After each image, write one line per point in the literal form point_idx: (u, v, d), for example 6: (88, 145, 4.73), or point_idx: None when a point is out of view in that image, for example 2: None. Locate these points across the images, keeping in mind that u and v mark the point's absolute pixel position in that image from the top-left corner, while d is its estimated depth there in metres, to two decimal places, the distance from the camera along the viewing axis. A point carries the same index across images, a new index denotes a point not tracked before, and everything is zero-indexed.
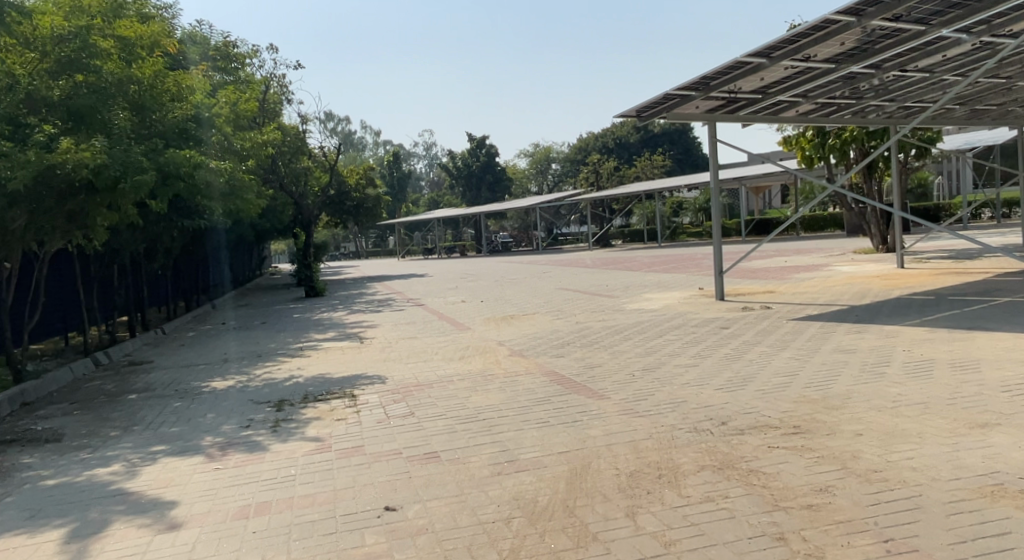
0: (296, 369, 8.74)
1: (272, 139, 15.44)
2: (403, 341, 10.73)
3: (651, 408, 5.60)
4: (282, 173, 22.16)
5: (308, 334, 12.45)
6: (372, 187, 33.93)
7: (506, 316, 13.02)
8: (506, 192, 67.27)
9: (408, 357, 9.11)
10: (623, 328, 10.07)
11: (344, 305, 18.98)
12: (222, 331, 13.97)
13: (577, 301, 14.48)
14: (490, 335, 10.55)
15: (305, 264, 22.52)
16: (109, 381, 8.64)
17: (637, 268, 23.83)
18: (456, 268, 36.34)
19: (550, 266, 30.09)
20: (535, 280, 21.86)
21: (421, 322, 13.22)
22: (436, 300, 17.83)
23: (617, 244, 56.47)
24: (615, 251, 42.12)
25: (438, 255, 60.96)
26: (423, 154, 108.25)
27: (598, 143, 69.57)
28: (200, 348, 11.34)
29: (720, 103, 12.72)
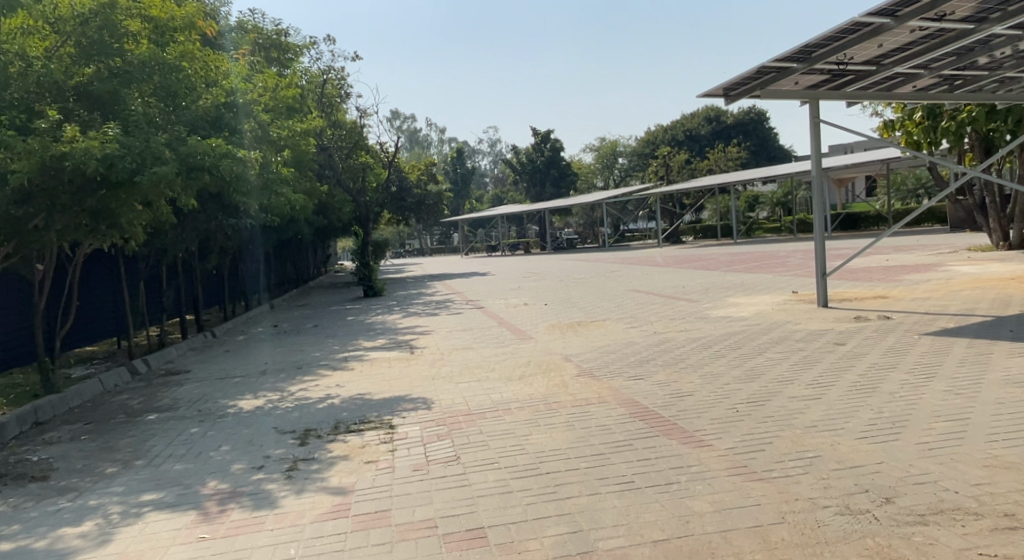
0: (333, 387, 7.71)
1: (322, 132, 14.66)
2: (456, 353, 9.58)
3: (772, 467, 4.13)
4: (340, 169, 21.52)
5: (356, 342, 11.49)
6: (433, 183, 33.23)
7: (572, 323, 11.70)
8: (572, 187, 65.67)
9: (460, 374, 7.93)
10: (712, 342, 8.54)
11: (401, 305, 18.14)
12: (272, 337, 13.25)
13: (652, 306, 12.98)
14: (555, 347, 9.25)
15: (363, 263, 21.89)
16: (135, 397, 7.87)
17: (715, 267, 21.99)
18: (521, 266, 35.25)
19: (619, 265, 28.50)
20: (603, 280, 20.42)
21: (479, 328, 12.08)
22: (496, 302, 16.67)
23: (688, 240, 54.00)
24: (687, 248, 39.94)
25: (502, 252, 60.16)
26: (487, 150, 107.92)
27: (667, 135, 66.91)
28: (242, 357, 10.56)
29: (825, 78, 10.89)
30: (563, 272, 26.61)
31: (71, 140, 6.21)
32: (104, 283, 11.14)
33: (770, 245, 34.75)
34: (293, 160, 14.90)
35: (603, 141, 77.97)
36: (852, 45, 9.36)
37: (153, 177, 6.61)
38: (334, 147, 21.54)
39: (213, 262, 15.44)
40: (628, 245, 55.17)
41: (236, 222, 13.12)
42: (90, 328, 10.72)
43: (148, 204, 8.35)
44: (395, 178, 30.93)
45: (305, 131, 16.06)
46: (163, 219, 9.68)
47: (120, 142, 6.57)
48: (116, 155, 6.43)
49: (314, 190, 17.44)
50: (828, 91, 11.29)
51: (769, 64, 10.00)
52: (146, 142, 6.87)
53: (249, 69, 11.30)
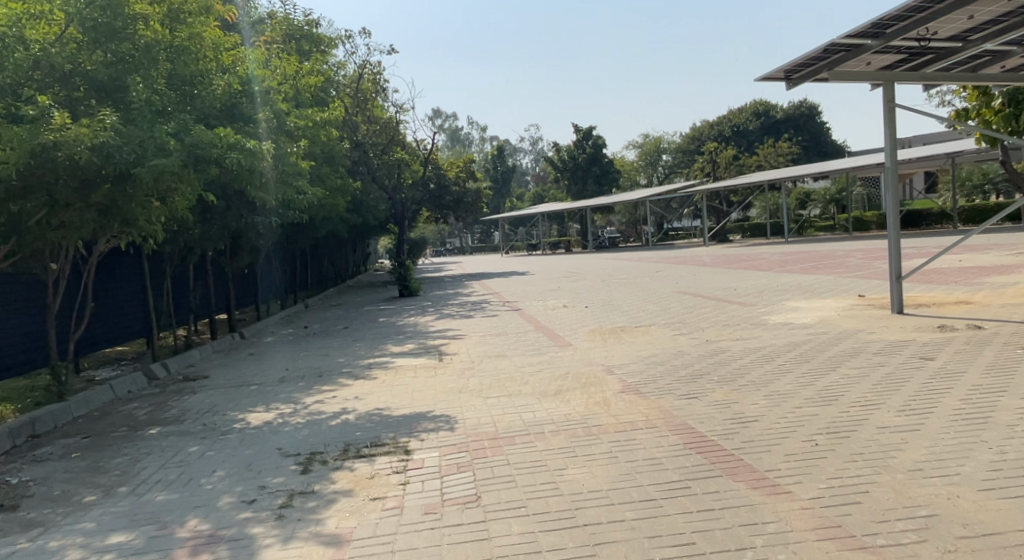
0: (349, 400, 7.02)
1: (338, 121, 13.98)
2: (487, 362, 8.79)
3: (876, 529, 3.21)
4: (374, 166, 21.15)
5: (384, 347, 10.83)
6: (472, 180, 32.60)
7: (615, 328, 10.79)
8: (614, 184, 64.25)
9: (489, 387, 7.14)
10: (775, 354, 7.55)
11: (436, 306, 17.51)
12: (299, 339, 12.76)
13: (702, 310, 11.94)
14: (596, 356, 8.37)
15: (399, 262, 21.37)
16: (143, 407, 7.35)
17: (767, 268, 20.68)
18: (561, 265, 34.35)
19: (664, 264, 27.31)
20: (647, 281, 19.38)
21: (514, 333, 11.29)
22: (534, 304, 15.85)
23: (736, 239, 52.09)
24: (735, 247, 38.29)
25: (543, 251, 59.24)
26: (528, 149, 107.12)
27: (714, 131, 64.81)
28: (264, 363, 10.03)
29: (901, 57, 9.65)
30: (604, 271, 25.58)
31: (62, 129, 5.67)
32: (126, 283, 10.80)
33: (825, 243, 32.95)
34: (320, 153, 14.43)
35: (646, 137, 76.25)
36: (937, 18, 8.16)
37: (154, 170, 6.05)
38: (369, 142, 21.19)
39: (243, 260, 15.09)
40: (673, 244, 53.55)
41: (262, 219, 12.70)
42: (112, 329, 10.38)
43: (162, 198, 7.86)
44: (433, 175, 30.41)
45: (331, 122, 15.60)
46: (181, 215, 9.22)
47: (117, 131, 6.02)
48: (113, 145, 5.89)
49: (345, 186, 16.97)
50: (903, 71, 10.05)
51: (840, 41, 8.85)
52: (148, 132, 6.32)
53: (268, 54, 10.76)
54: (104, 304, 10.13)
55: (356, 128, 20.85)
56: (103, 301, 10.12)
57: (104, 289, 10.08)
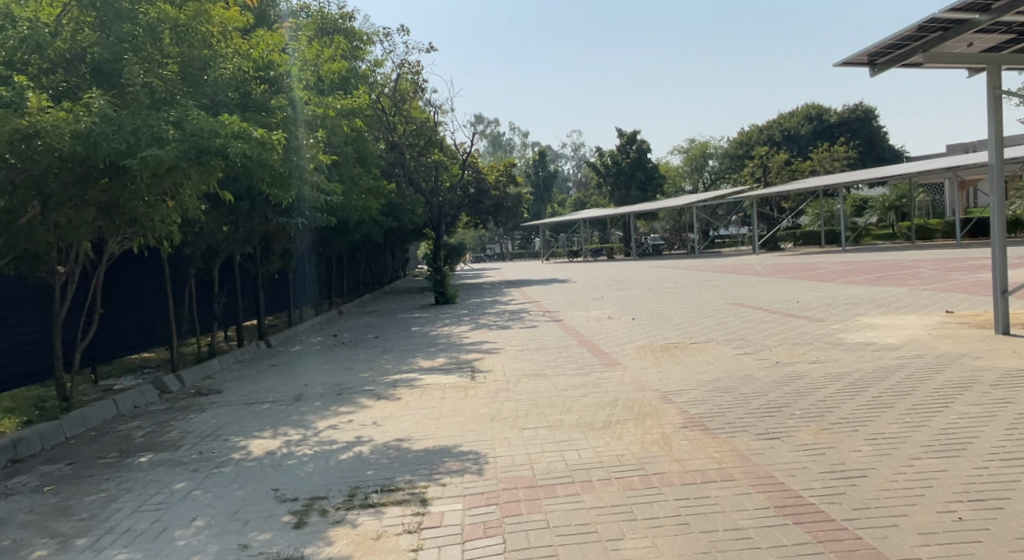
0: (365, 427, 6.13)
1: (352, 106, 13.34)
2: (524, 382, 7.81)
3: None
4: (411, 168, 20.51)
5: (412, 361, 9.95)
6: (512, 185, 31.78)
7: (667, 344, 9.67)
8: (658, 190, 62.56)
9: (525, 415, 6.15)
10: (865, 382, 6.36)
11: (472, 315, 16.64)
12: (326, 350, 12.04)
13: (765, 324, 10.71)
14: (649, 379, 7.30)
15: (435, 267, 20.61)
16: (141, 429, 6.63)
17: (829, 278, 19.16)
18: (604, 272, 33.17)
19: (713, 273, 25.88)
20: (698, 291, 18.11)
21: (555, 347, 10.29)
22: (575, 314, 14.79)
23: (787, 247, 49.88)
24: (788, 256, 36.41)
25: (585, 257, 58.05)
26: (570, 155, 106.13)
27: (763, 136, 62.55)
28: (284, 377, 9.28)
29: (1010, 36, 8.28)
30: (650, 280, 24.33)
31: (40, 112, 5.01)
32: (146, 288, 10.30)
33: (887, 252, 30.90)
34: (350, 152, 13.86)
35: (692, 142, 74.38)
36: None
37: (148, 160, 5.37)
38: (406, 144, 20.58)
39: (274, 264, 14.61)
40: (720, 252, 51.65)
41: (290, 221, 12.13)
42: (128, 335, 9.86)
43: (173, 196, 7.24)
44: (472, 179, 29.67)
45: (360, 121, 15.04)
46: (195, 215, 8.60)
47: (107, 117, 5.36)
48: (100, 133, 5.21)
49: (377, 188, 16.32)
50: (1011, 54, 8.66)
51: (940, 17, 7.61)
52: (143, 119, 5.64)
53: (292, 43, 10.12)
54: (121, 309, 9.62)
55: (392, 129, 20.26)
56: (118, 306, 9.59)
57: (120, 293, 9.57)
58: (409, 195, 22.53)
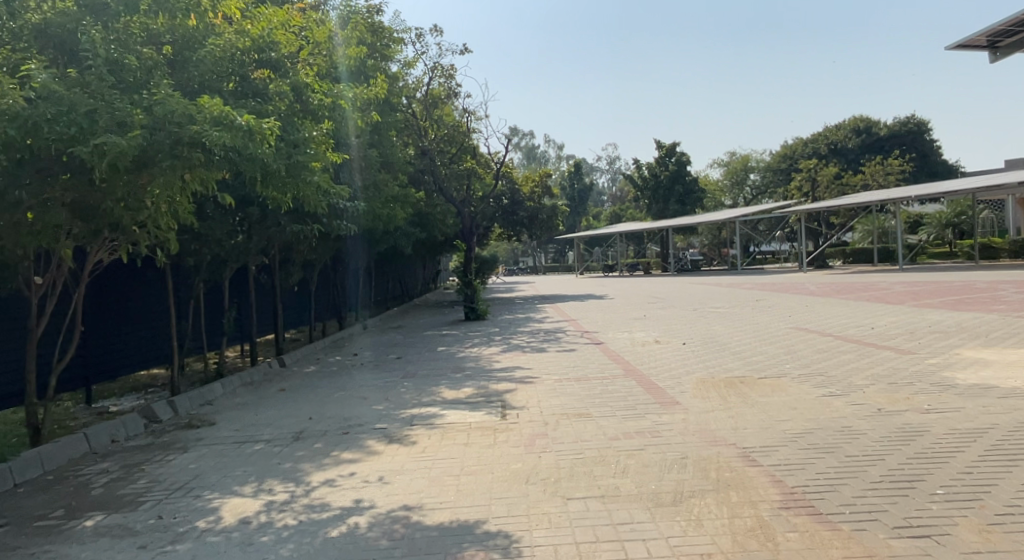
0: (367, 487, 4.86)
1: (370, 97, 12.28)
2: (565, 423, 6.46)
3: None
4: (441, 175, 19.56)
5: (434, 390, 8.70)
6: (547, 197, 30.55)
7: (733, 378, 8.22)
8: (698, 204, 60.60)
9: (569, 477, 4.81)
10: (1015, 445, 4.87)
11: (504, 334, 15.39)
12: (341, 373, 10.91)
13: (845, 356, 9.19)
14: (721, 427, 5.89)
15: (466, 281, 19.46)
16: (105, 476, 5.53)
17: (898, 301, 17.36)
18: (642, 288, 31.67)
19: (763, 292, 24.15)
20: (751, 312, 16.52)
21: (599, 377, 8.94)
22: (618, 336, 13.40)
23: (836, 265, 47.45)
24: (840, 275, 34.31)
25: (620, 272, 56.42)
26: (605, 168, 104.72)
27: (809, 149, 60.20)
28: (288, 407, 8.14)
29: None
30: (695, 298, 22.74)
31: None
32: (142, 301, 9.39)
33: (950, 273, 28.71)
34: (373, 156, 12.90)
35: (732, 156, 72.27)
36: None
37: (102, 150, 4.36)
38: (436, 150, 19.60)
39: (292, 276, 13.71)
40: (763, 269, 49.48)
41: (305, 228, 11.10)
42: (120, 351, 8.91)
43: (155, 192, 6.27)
44: (506, 190, 28.58)
45: (386, 122, 14.10)
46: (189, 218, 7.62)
47: (53, 96, 4.38)
48: (39, 116, 4.23)
49: (403, 193, 15.28)
50: None
51: None
52: (101, 99, 4.64)
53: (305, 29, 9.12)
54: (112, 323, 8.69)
55: (423, 135, 19.32)
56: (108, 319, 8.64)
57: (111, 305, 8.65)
58: (439, 205, 21.45)
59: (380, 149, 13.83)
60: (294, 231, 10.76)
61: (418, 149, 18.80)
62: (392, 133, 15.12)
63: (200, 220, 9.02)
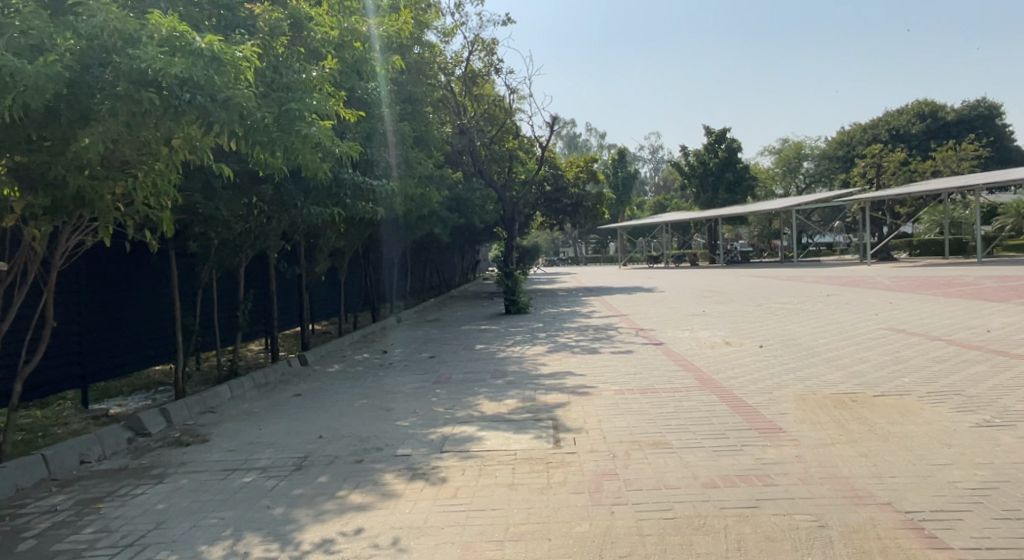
0: (375, 557, 3.46)
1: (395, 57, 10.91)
2: (639, 457, 4.97)
3: None
4: (481, 157, 18.19)
5: (471, 401, 7.32)
6: (592, 183, 28.95)
7: (841, 395, 6.59)
8: (748, 193, 57.80)
9: (661, 556, 3.31)
10: None
11: (548, 330, 13.98)
12: (370, 375, 9.67)
13: (975, 368, 7.45)
14: (859, 474, 4.31)
15: (506, 272, 18.09)
16: (45, 519, 4.26)
17: (997, 298, 15.26)
18: (693, 281, 29.84)
19: (830, 286, 22.11)
20: (827, 310, 14.69)
21: (668, 388, 7.42)
22: (679, 336, 11.82)
23: (900, 258, 44.50)
24: (909, 268, 31.76)
25: (666, 263, 54.20)
26: (648, 157, 102.10)
27: (868, 134, 56.85)
28: (299, 420, 6.87)
29: None
30: (755, 293, 20.89)
31: None
32: (137, 290, 8.35)
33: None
34: (404, 129, 11.56)
35: (784, 143, 69.08)
36: None
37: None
38: (474, 129, 18.27)
39: (320, 264, 12.62)
40: (819, 261, 46.77)
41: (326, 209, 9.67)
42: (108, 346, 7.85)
43: (131, 157, 5.21)
44: (549, 176, 27.06)
45: (419, 94, 12.79)
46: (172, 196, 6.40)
47: None
48: None
49: (437, 173, 13.96)
50: None
51: None
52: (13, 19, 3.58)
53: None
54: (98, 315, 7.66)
55: (461, 113, 17.96)
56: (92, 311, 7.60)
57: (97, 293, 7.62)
58: (479, 189, 20.18)
59: (411, 123, 12.51)
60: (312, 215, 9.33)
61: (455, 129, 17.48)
62: (427, 107, 13.85)
63: (204, 198, 7.94)
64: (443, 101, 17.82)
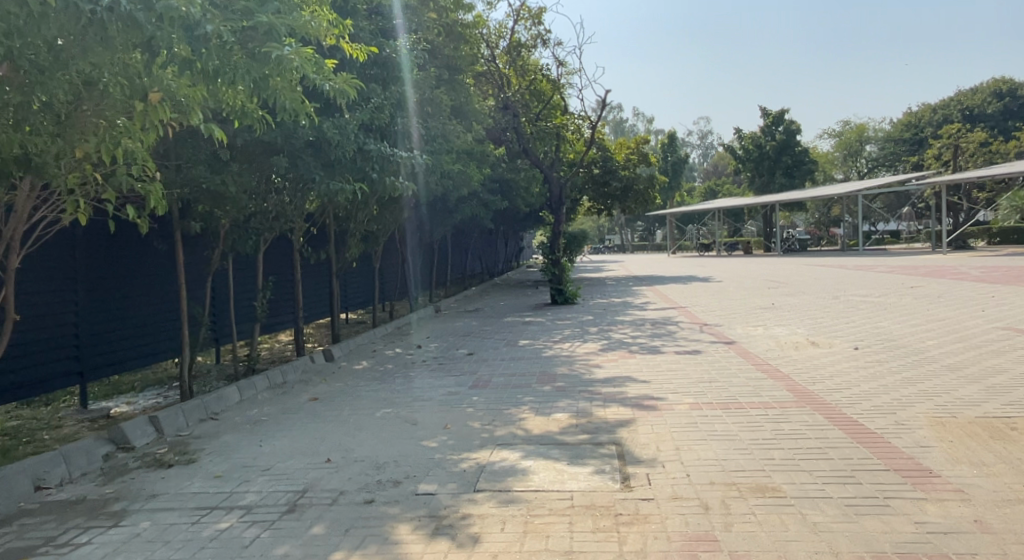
0: None
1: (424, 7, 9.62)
2: (743, 513, 3.61)
3: None
4: (526, 134, 16.88)
5: (514, 415, 6.07)
6: (643, 166, 27.31)
7: (993, 420, 5.07)
8: (807, 178, 54.77)
9: None
10: None
11: (600, 323, 12.65)
12: (399, 375, 8.52)
13: None
14: None
15: (552, 259, 16.80)
16: None
17: None
18: (749, 270, 27.98)
19: (909, 277, 20.07)
20: (918, 303, 12.92)
21: (757, 402, 6.01)
22: (752, 333, 10.33)
23: (977, 247, 41.29)
24: (991, 257, 29.08)
25: (717, 252, 51.88)
26: (697, 142, 98.96)
27: (939, 114, 53.06)
28: (308, 435, 5.76)
29: None
30: (824, 283, 19.07)
31: None
32: (135, 272, 7.58)
33: None
34: (436, 97, 10.35)
35: (845, 125, 65.38)
36: None
37: None
38: (519, 104, 16.98)
39: (351, 250, 11.59)
40: (885, 250, 43.86)
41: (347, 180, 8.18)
42: (98, 332, 7.12)
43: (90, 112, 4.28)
44: (598, 157, 25.60)
45: (458, 60, 11.58)
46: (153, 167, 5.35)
47: None
48: None
49: (477, 148, 12.74)
50: None
51: None
52: None
53: None
54: (86, 296, 6.89)
55: (505, 87, 16.68)
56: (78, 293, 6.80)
57: (84, 272, 6.85)
58: (523, 170, 19.01)
59: (449, 92, 11.32)
60: (330, 186, 7.91)
61: (497, 105, 16.23)
62: (468, 77, 12.62)
63: (208, 171, 6.94)
64: (486, 74, 16.56)
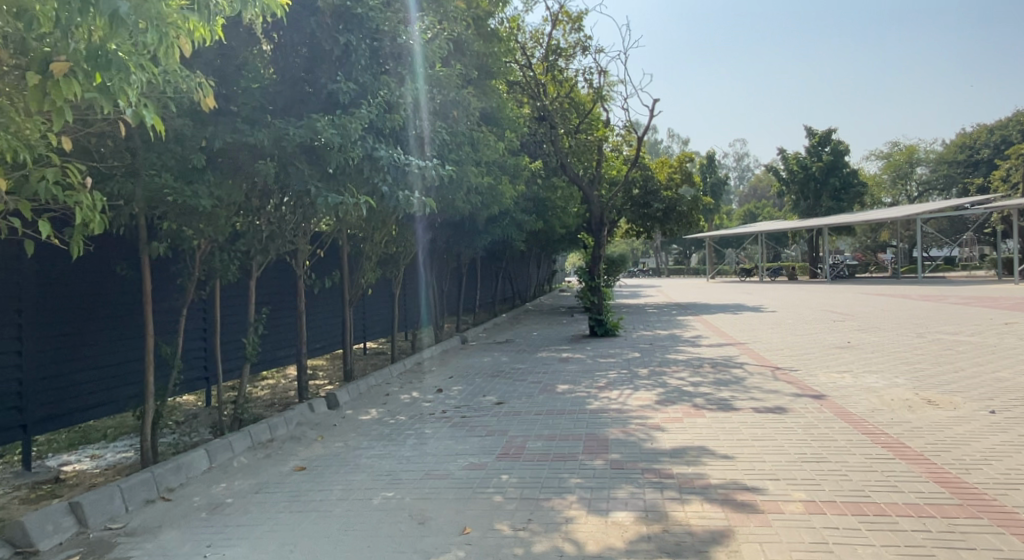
0: None
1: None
2: None
3: None
4: (563, 148, 15.39)
5: (558, 511, 4.42)
6: (686, 186, 25.54)
7: None
8: (855, 201, 52.08)
9: None
10: None
11: (649, 363, 10.91)
12: (413, 433, 6.92)
13: None
14: None
15: (591, 285, 15.12)
16: None
17: None
18: (802, 299, 25.81)
19: (993, 310, 17.79)
20: None
21: (904, 505, 4.26)
22: (842, 383, 8.47)
23: None
24: None
25: (760, 277, 49.36)
26: (734, 165, 96.73)
27: (998, 135, 50.15)
28: (271, 539, 4.19)
29: None
30: (896, 316, 16.97)
31: None
32: (91, 303, 6.25)
33: None
34: (463, 98, 8.89)
35: (893, 146, 62.55)
36: None
37: None
38: (557, 115, 15.53)
39: (366, 275, 10.13)
40: (944, 277, 40.99)
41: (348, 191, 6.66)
42: (41, 380, 5.73)
43: None
44: (638, 176, 24.00)
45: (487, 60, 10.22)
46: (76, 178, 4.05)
47: None
48: None
49: (508, 161, 11.30)
50: None
51: None
52: None
53: None
54: (28, 334, 5.51)
55: (540, 96, 15.28)
56: (18, 330, 5.43)
57: (24, 304, 5.48)
58: (561, 187, 17.52)
59: (478, 94, 9.90)
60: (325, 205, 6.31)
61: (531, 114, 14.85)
62: (500, 80, 11.23)
63: (177, 180, 5.54)
64: (520, 82, 15.21)
